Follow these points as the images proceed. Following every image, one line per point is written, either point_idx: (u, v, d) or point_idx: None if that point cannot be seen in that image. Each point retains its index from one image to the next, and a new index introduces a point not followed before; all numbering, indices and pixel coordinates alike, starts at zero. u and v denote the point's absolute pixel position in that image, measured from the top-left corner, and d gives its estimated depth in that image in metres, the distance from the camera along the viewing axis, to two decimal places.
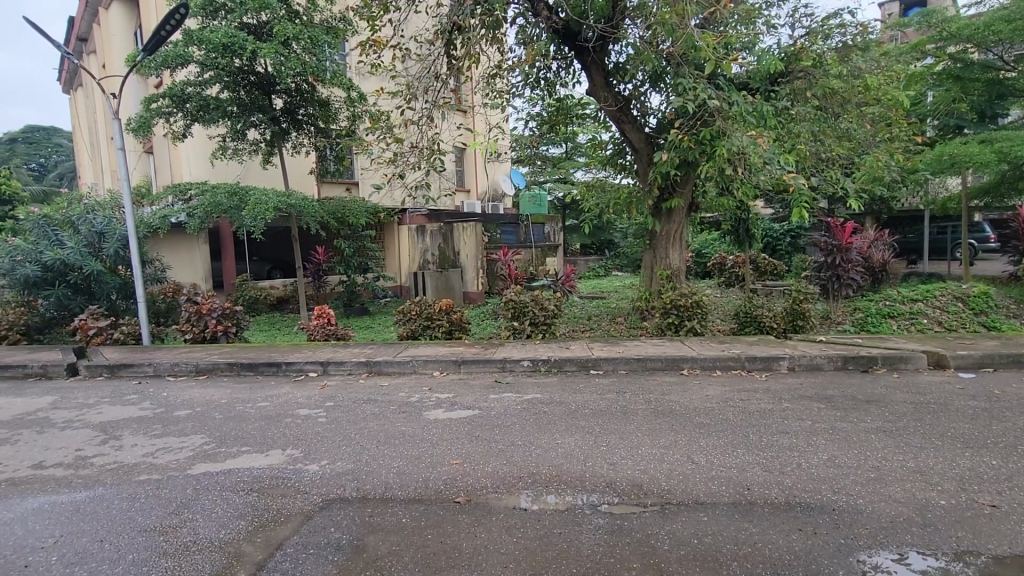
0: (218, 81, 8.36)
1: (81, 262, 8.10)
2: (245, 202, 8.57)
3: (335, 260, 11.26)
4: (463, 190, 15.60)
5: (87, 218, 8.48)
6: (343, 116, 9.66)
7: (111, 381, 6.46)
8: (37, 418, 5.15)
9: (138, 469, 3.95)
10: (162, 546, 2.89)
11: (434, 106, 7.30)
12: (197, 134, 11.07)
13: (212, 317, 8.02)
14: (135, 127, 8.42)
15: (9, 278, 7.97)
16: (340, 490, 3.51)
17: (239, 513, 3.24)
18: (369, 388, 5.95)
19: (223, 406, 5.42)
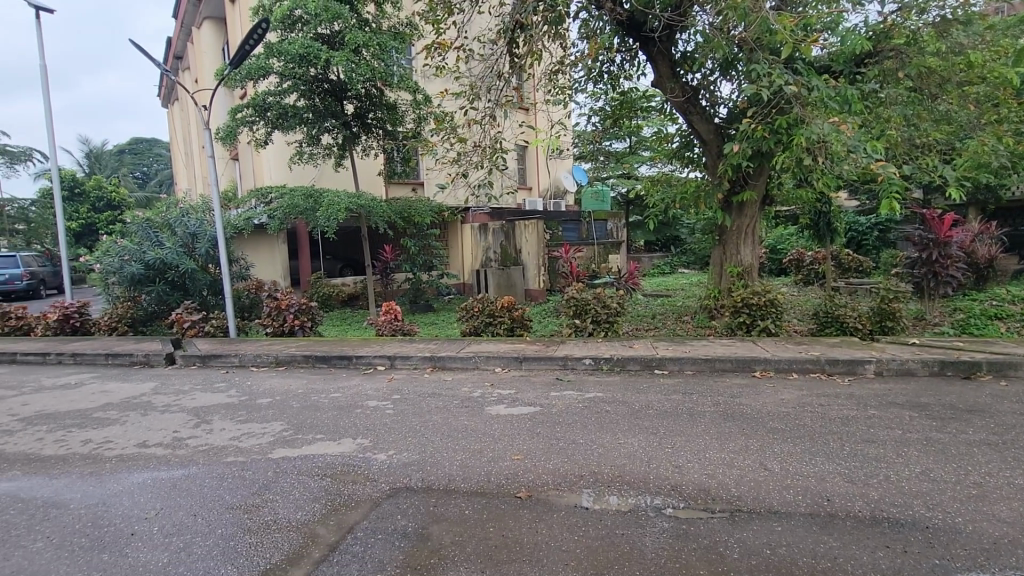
0: (295, 90, 8.88)
1: (177, 261, 8.90)
2: (320, 203, 9.05)
3: (402, 258, 11.64)
4: (525, 188, 15.66)
5: (182, 220, 9.31)
6: (409, 118, 9.97)
7: (203, 369, 7.06)
8: (141, 401, 5.72)
9: (226, 451, 4.28)
10: (246, 523, 3.11)
11: (496, 105, 7.39)
12: (277, 141, 11.83)
13: (290, 312, 8.54)
14: (223, 136, 9.10)
15: (118, 276, 8.89)
16: (406, 479, 3.62)
17: (313, 497, 3.43)
18: (434, 382, 6.10)
19: (299, 396, 5.77)
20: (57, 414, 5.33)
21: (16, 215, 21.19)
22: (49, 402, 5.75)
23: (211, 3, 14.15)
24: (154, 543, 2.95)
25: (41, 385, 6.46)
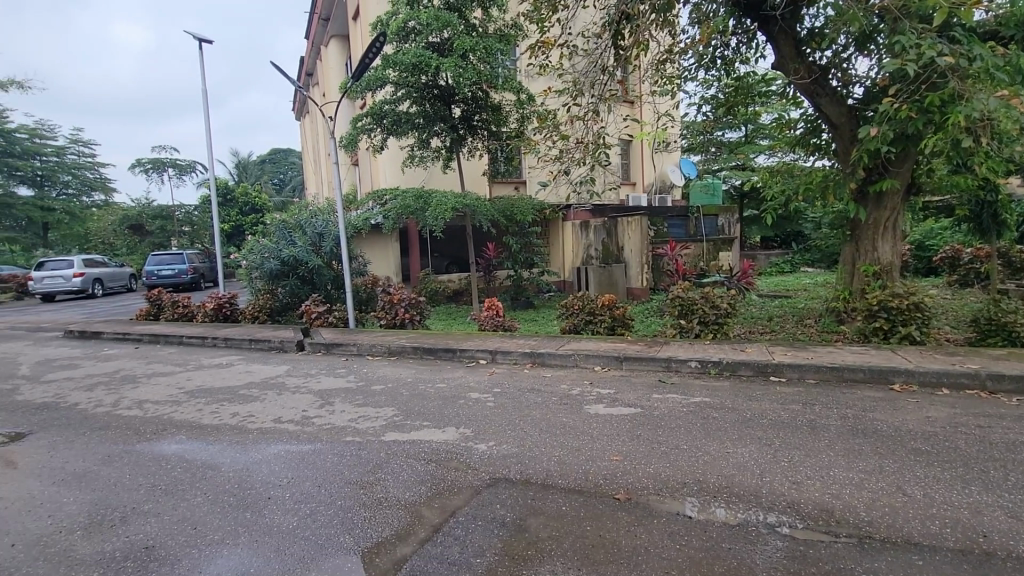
0: (408, 97, 9.43)
1: (307, 258, 9.93)
2: (429, 203, 9.54)
3: (504, 256, 11.92)
4: (628, 183, 15.31)
5: (312, 221, 10.36)
6: (513, 119, 10.19)
7: (327, 356, 7.80)
8: (277, 382, 6.47)
9: (345, 431, 4.70)
10: (362, 498, 3.39)
11: (600, 100, 7.27)
12: (391, 146, 12.67)
13: (402, 306, 9.14)
14: (346, 144, 9.92)
15: (260, 271, 10.10)
16: (504, 471, 3.71)
17: (420, 479, 3.65)
18: (533, 378, 6.18)
19: (409, 384, 6.15)
20: (213, 389, 6.21)
21: (184, 218, 24.93)
22: (207, 378, 6.71)
23: (337, 22, 15.55)
24: (286, 508, 3.32)
25: (201, 364, 7.55)
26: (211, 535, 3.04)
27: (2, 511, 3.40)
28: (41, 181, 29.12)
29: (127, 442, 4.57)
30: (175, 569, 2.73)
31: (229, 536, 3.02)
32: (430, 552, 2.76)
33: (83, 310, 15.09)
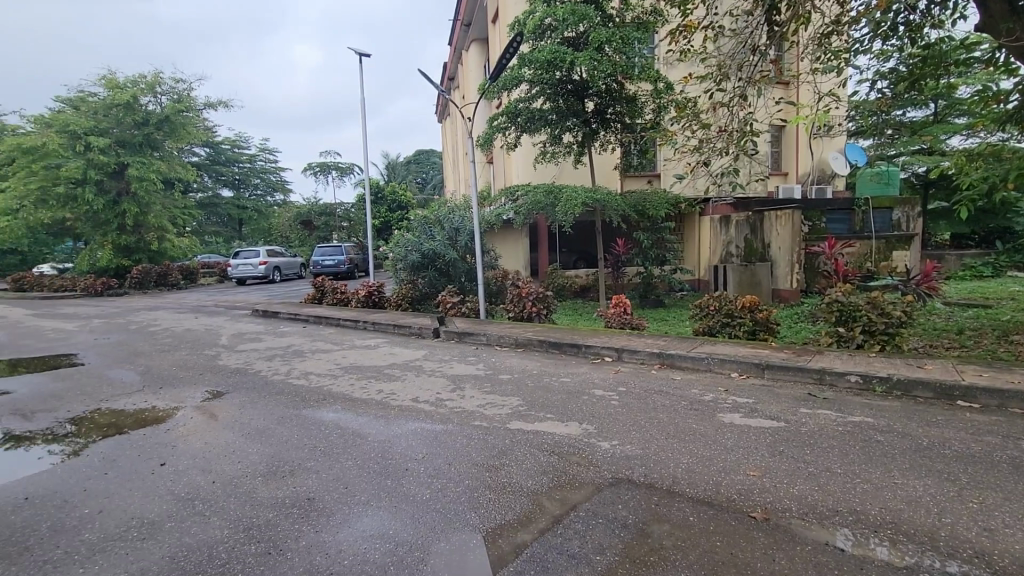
0: (542, 94, 9.54)
1: (444, 251, 10.61)
2: (559, 198, 9.59)
3: (634, 252, 11.59)
4: (778, 174, 14.05)
5: (449, 217, 11.06)
6: (648, 110, 9.86)
7: (459, 344, 8.29)
8: (416, 364, 7.04)
9: (474, 415, 4.95)
10: (488, 481, 3.55)
11: (748, 83, 6.68)
12: (524, 143, 13.00)
13: (529, 300, 9.35)
14: (482, 142, 10.34)
15: (403, 262, 11.04)
16: (628, 471, 3.62)
17: (543, 469, 3.70)
18: (662, 379, 5.93)
19: (535, 376, 6.28)
20: (362, 367, 6.96)
21: (343, 215, 28.20)
22: (358, 357, 7.53)
23: (477, 26, 16.33)
24: (420, 480, 3.59)
25: (353, 344, 8.50)
26: (358, 496, 3.41)
27: (207, 454, 4.17)
28: (239, 184, 35.01)
29: (295, 407, 5.32)
30: (330, 520, 3.11)
31: (372, 499, 3.35)
32: (551, 542, 2.80)
33: (266, 292, 17.86)
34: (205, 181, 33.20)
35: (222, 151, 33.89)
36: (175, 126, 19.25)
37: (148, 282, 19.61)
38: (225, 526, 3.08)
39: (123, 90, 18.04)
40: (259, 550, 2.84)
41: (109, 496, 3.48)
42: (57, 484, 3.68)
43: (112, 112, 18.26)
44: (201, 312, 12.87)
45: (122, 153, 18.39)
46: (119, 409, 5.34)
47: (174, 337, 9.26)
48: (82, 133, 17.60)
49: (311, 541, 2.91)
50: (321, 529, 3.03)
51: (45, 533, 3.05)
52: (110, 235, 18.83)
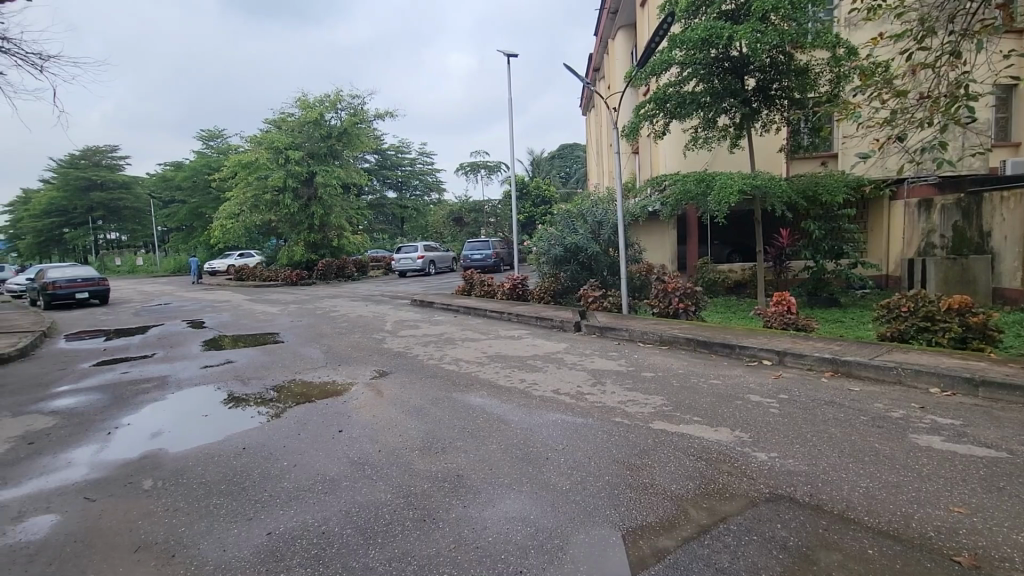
0: (695, 76, 8.92)
1: (587, 245, 10.57)
2: (712, 187, 8.93)
3: (802, 243, 10.34)
4: (1005, 146, 11.39)
5: (593, 210, 10.99)
6: (824, 81, 8.83)
7: (601, 339, 8.20)
8: (557, 357, 7.13)
9: (615, 412, 4.85)
10: (629, 479, 3.45)
11: (964, 36, 5.50)
12: (674, 130, 12.33)
13: (676, 295, 8.88)
14: (627, 133, 9.84)
15: (546, 257, 11.23)
16: (790, 488, 3.24)
17: (689, 475, 3.49)
18: (834, 389, 5.20)
19: (681, 376, 5.95)
20: (506, 356, 7.26)
21: (491, 211, 29.70)
22: (503, 347, 7.87)
23: (626, 12, 15.88)
24: (560, 471, 3.63)
25: (499, 334, 8.91)
26: (502, 478, 3.55)
27: (374, 425, 4.70)
28: (402, 185, 38.97)
29: (447, 391, 5.74)
30: (477, 498, 3.30)
31: (515, 483, 3.47)
32: (697, 552, 2.62)
33: (424, 283, 19.59)
34: (375, 184, 37.47)
35: (388, 156, 38.00)
36: (352, 137, 22.02)
37: (331, 274, 22.84)
38: (388, 491, 3.44)
39: (313, 109, 21.07)
40: (416, 515, 3.12)
41: (300, 453, 4.12)
42: (264, 439, 4.46)
43: (305, 128, 21.43)
44: (370, 301, 14.57)
45: (312, 163, 21.54)
46: (308, 381, 6.29)
47: (349, 322, 10.62)
48: (284, 148, 20.96)
49: (460, 514, 3.11)
50: (468, 504, 3.22)
51: (257, 478, 3.72)
52: (302, 234, 22.25)
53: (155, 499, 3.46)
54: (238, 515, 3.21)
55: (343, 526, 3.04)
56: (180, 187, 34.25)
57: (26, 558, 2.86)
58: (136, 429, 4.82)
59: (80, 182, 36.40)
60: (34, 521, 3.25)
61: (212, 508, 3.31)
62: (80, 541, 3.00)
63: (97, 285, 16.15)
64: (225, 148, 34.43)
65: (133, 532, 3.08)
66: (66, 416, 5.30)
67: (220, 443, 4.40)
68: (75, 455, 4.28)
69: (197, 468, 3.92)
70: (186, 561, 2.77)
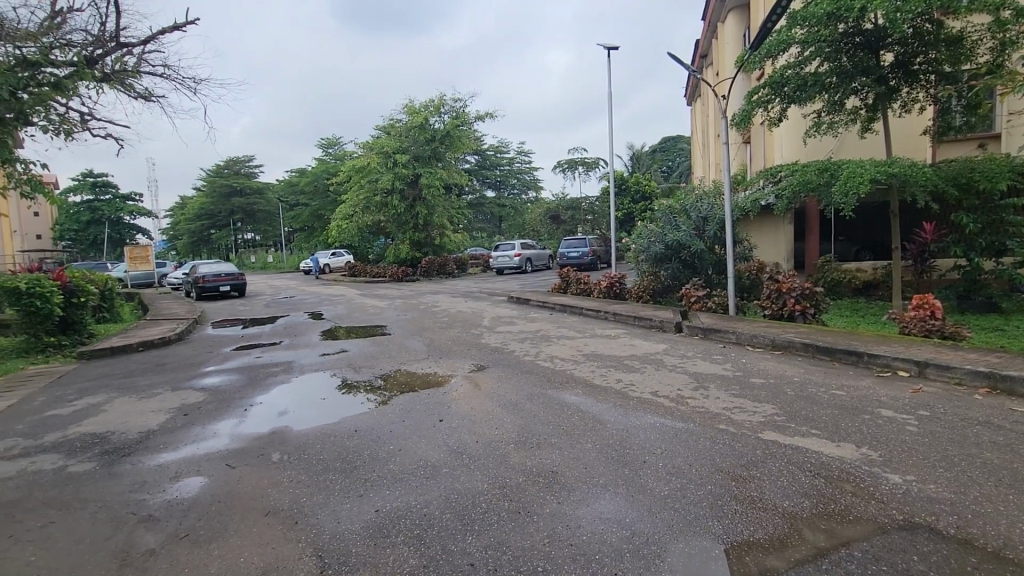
0: (819, 55, 8.13)
1: (690, 242, 10.11)
2: (837, 176, 8.12)
3: (951, 238, 9.02)
4: None
5: (697, 205, 10.50)
6: (983, 50, 7.80)
7: (704, 341, 7.78)
8: (656, 358, 6.88)
9: (719, 418, 4.57)
10: (734, 491, 3.23)
11: None
12: (792, 115, 11.38)
13: (791, 296, 8.19)
14: (738, 121, 9.13)
15: (645, 254, 10.82)
16: (929, 517, 2.83)
17: (805, 492, 3.18)
18: (989, 408, 4.47)
19: (795, 384, 5.46)
20: (603, 355, 7.14)
21: (589, 208, 29.36)
22: (599, 346, 7.75)
23: None
24: (658, 475, 3.49)
25: (595, 333, 8.79)
26: (597, 478, 3.49)
27: (472, 417, 4.86)
28: (500, 184, 39.85)
29: (542, 387, 5.77)
30: (571, 495, 3.28)
31: (610, 484, 3.40)
32: None
33: (521, 281, 19.90)
34: (475, 184, 38.73)
35: (487, 156, 39.00)
36: (454, 138, 22.98)
37: (432, 272, 23.97)
38: (485, 481, 3.53)
39: (419, 114, 22.19)
40: (512, 507, 3.17)
41: (405, 439, 4.37)
42: (373, 424, 4.78)
43: (411, 133, 22.65)
44: (469, 297, 15.05)
45: (417, 166, 22.72)
46: (412, 372, 6.66)
47: (450, 317, 11.08)
48: (392, 153, 22.32)
49: (554, 510, 3.11)
50: (562, 501, 3.21)
51: (366, 459, 4.00)
52: (407, 233, 23.57)
53: (281, 471, 3.85)
54: (350, 492, 3.48)
55: (442, 511, 3.17)
56: (304, 191, 37.81)
57: (181, 512, 3.32)
58: (267, 407, 5.40)
59: (224, 189, 41.57)
60: (188, 481, 3.76)
61: (328, 482, 3.61)
62: (222, 501, 3.43)
63: (236, 279, 18.35)
64: (341, 154, 37.43)
65: (265, 497, 3.45)
66: (212, 393, 6.09)
67: (335, 424, 4.80)
68: (219, 427, 4.90)
69: (317, 446, 4.31)
70: (306, 528, 3.05)
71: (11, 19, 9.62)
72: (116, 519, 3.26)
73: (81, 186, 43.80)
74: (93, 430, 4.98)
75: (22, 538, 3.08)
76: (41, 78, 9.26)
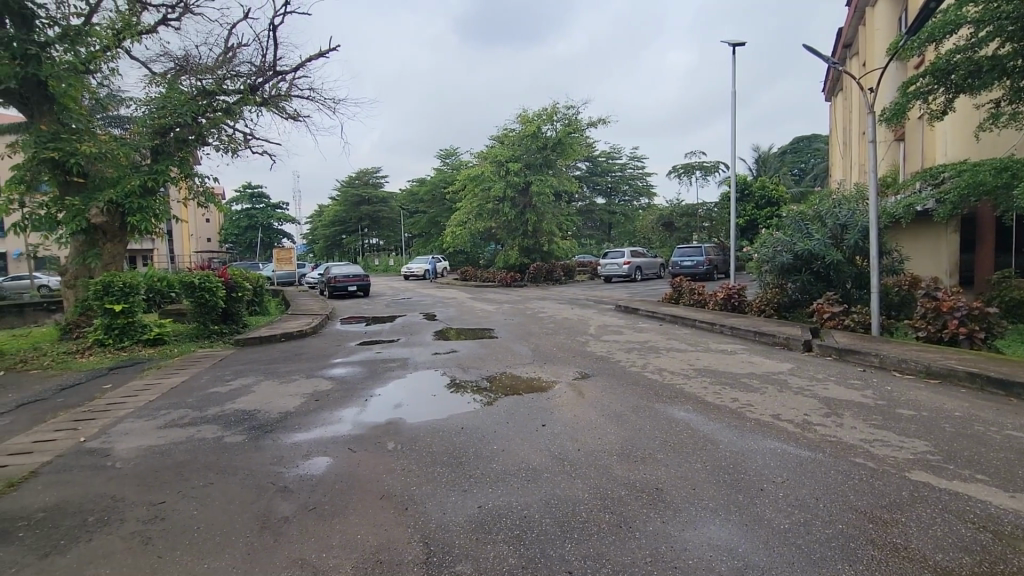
0: (997, 36, 7.00)
1: (824, 252, 9.16)
2: (1020, 177, 6.90)
3: None
4: None
5: (834, 212, 9.48)
6: None
7: (838, 363, 6.96)
8: (779, 378, 6.28)
9: (855, 451, 4.04)
10: (872, 534, 2.83)
11: None
12: (960, 107, 9.93)
13: (954, 316, 7.06)
14: (889, 117, 8.10)
15: (770, 265, 9.97)
16: None
17: (965, 547, 2.69)
18: None
19: (956, 420, 4.66)
20: (718, 372, 6.68)
21: (706, 215, 27.80)
22: (714, 361, 7.27)
23: None
24: (777, 506, 3.17)
25: (709, 347, 8.26)
26: (707, 501, 3.26)
27: (576, 425, 4.81)
28: (611, 191, 39.24)
29: (649, 400, 5.54)
30: (677, 515, 3.10)
31: (721, 508, 3.16)
32: None
33: (629, 290, 19.37)
34: (585, 191, 38.59)
35: (599, 163, 38.60)
36: (565, 146, 23.13)
37: (540, 278, 24.27)
38: (587, 490, 3.46)
39: (532, 123, 22.64)
40: (613, 520, 3.07)
41: (510, 440, 4.45)
42: (478, 422, 4.93)
43: (524, 141, 23.16)
44: (576, 304, 14.97)
45: (529, 173, 23.19)
46: (516, 375, 6.76)
47: (555, 323, 11.10)
48: (505, 161, 22.99)
49: (658, 529, 2.95)
50: (668, 520, 3.04)
51: (472, 455, 4.13)
52: (517, 239, 24.08)
53: (395, 458, 4.12)
54: (455, 485, 3.61)
55: (542, 515, 3.16)
56: (423, 199, 40.30)
57: (310, 486, 3.67)
58: (385, 399, 5.81)
59: (354, 198, 45.73)
60: (316, 460, 4.17)
61: (436, 474, 3.79)
62: (343, 481, 3.74)
63: (362, 280, 20.05)
64: (457, 164, 39.37)
65: (381, 482, 3.70)
66: (338, 383, 6.69)
67: (444, 420, 5.02)
68: (343, 414, 5.37)
69: (427, 438, 4.54)
70: (414, 515, 3.22)
71: (198, 57, 11.74)
72: (258, 487, 3.70)
73: (242, 197, 50.82)
74: (243, 407, 5.71)
75: (188, 494, 3.62)
76: (217, 105, 10.94)
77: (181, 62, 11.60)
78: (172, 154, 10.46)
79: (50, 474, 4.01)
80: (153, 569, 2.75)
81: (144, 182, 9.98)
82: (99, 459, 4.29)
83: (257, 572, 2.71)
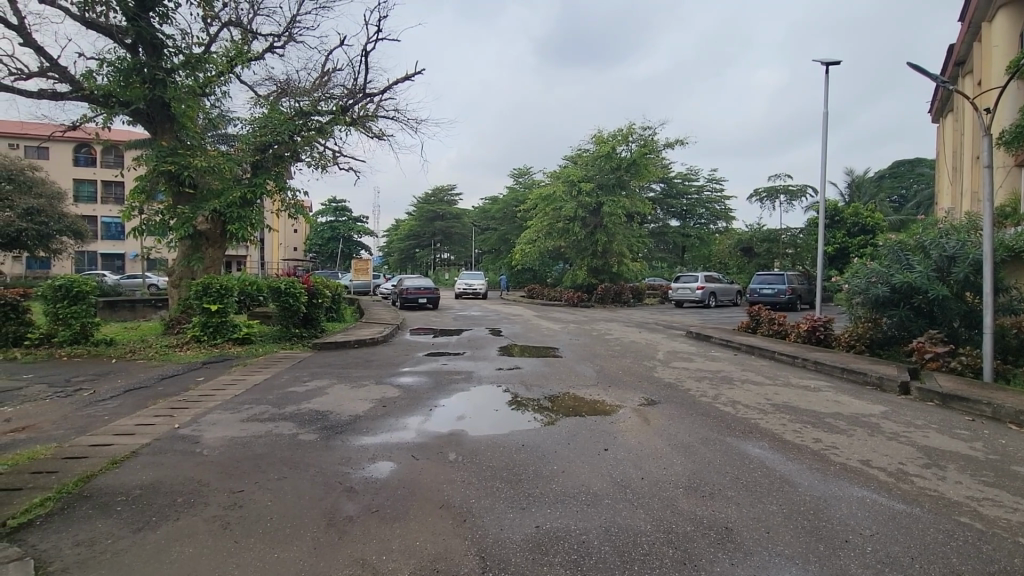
0: None
1: (926, 285, 8.37)
2: None
3: None
4: None
5: (939, 243, 8.63)
6: None
7: (941, 409, 6.28)
8: (871, 421, 5.75)
9: (959, 508, 3.60)
10: None
11: None
12: None
13: None
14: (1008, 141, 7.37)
15: (863, 297, 9.23)
16: None
17: None
18: None
19: None
20: (798, 409, 6.20)
21: (790, 241, 26.31)
22: (793, 397, 6.77)
23: None
24: (864, 561, 2.88)
25: (790, 382, 7.71)
26: (782, 547, 3.02)
27: (640, 452, 4.63)
28: (686, 214, 38.16)
29: (721, 433, 5.24)
30: (747, 559, 2.89)
31: (797, 556, 2.92)
32: None
33: (702, 316, 18.62)
34: (659, 213, 37.92)
35: (675, 184, 37.73)
36: (639, 166, 22.84)
37: (608, 299, 23.91)
38: (649, 521, 3.32)
39: (606, 143, 22.57)
40: (676, 556, 2.92)
41: (570, 462, 4.36)
42: (539, 441, 4.88)
43: (598, 161, 23.10)
44: (645, 328, 14.56)
45: (601, 194, 23.09)
46: (580, 397, 6.63)
47: (623, 346, 10.85)
48: (578, 181, 23.01)
49: (725, 571, 2.77)
50: (737, 563, 2.85)
51: (531, 474, 4.08)
52: (586, 259, 23.87)
53: (455, 470, 4.15)
54: (513, 503, 3.58)
55: (601, 542, 3.06)
56: (495, 216, 41.13)
57: (375, 490, 3.79)
58: (449, 410, 5.91)
59: (429, 214, 47.56)
60: (381, 464, 4.30)
61: (496, 489, 3.78)
62: (406, 486, 3.83)
63: (432, 293, 20.68)
64: (530, 182, 39.95)
65: (442, 492, 3.74)
66: (406, 391, 6.90)
67: (505, 436, 5.01)
68: (409, 421, 5.52)
69: (488, 453, 4.55)
70: (472, 527, 3.22)
71: (298, 81, 12.86)
72: (327, 484, 3.87)
73: (326, 210, 54.22)
74: (317, 408, 6.01)
75: (264, 485, 3.84)
76: (311, 124, 11.70)
77: (284, 85, 12.75)
78: (270, 168, 11.37)
79: (147, 455, 4.40)
80: (231, 552, 2.93)
81: (244, 194, 10.90)
82: (191, 446, 4.66)
83: (321, 566, 2.81)
